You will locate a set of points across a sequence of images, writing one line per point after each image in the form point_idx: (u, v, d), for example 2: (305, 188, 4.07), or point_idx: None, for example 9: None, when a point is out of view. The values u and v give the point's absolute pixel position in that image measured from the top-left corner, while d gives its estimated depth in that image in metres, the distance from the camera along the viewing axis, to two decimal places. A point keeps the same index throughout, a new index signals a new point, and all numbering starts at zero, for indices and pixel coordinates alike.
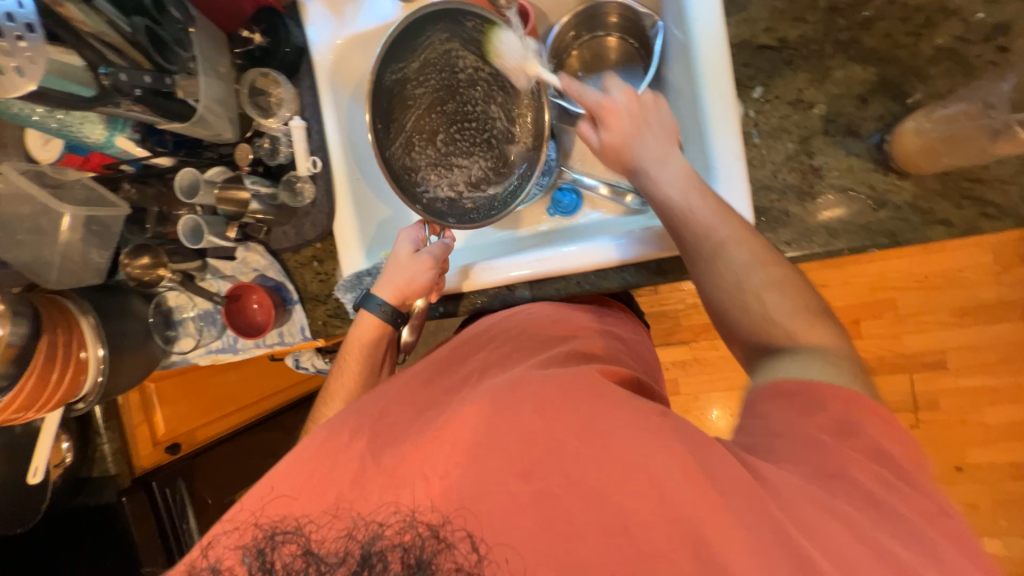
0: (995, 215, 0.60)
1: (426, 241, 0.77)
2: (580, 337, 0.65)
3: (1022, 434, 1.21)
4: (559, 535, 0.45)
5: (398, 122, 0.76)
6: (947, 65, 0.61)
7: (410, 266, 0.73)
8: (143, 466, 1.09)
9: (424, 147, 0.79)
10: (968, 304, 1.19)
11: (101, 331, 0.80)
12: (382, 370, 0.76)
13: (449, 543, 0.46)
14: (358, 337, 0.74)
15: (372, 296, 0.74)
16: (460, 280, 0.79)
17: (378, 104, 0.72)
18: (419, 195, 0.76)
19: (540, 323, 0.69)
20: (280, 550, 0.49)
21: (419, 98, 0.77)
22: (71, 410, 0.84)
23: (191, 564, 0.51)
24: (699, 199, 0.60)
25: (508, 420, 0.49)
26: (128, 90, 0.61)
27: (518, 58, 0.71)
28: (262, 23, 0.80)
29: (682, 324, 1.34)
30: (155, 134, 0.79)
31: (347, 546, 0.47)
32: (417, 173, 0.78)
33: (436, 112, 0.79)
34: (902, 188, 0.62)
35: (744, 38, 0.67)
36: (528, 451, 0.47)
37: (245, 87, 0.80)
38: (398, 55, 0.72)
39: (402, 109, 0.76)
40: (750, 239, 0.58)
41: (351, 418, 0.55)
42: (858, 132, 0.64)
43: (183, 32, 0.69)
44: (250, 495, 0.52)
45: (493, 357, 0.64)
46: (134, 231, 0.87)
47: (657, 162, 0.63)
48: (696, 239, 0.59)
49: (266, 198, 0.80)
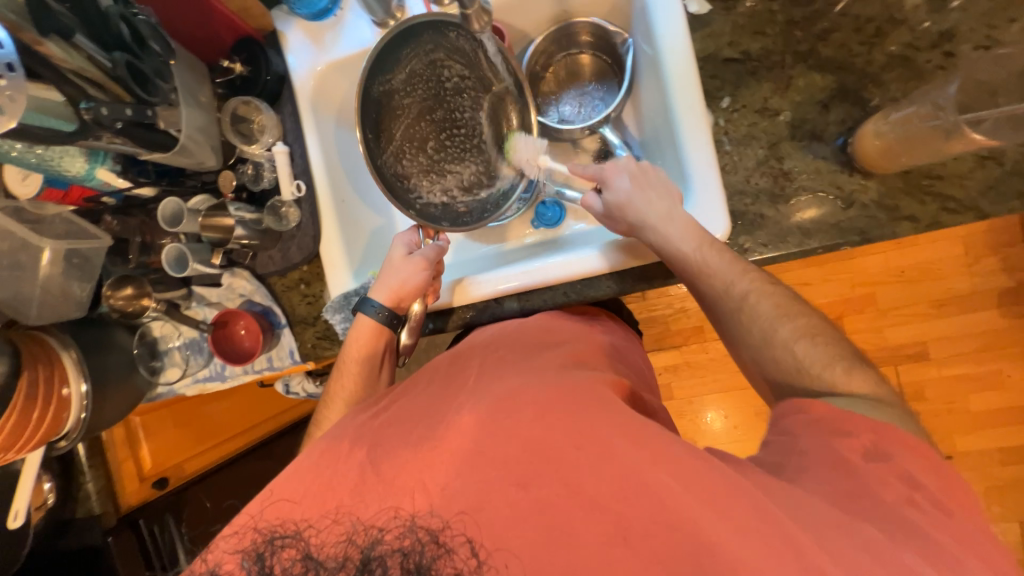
0: (955, 209, 0.63)
1: (420, 244, 0.77)
2: (569, 342, 0.66)
3: (1006, 420, 1.24)
4: (558, 546, 0.45)
5: (388, 132, 0.74)
6: (900, 71, 0.65)
7: (404, 268, 0.74)
8: (129, 503, 1.08)
9: (416, 155, 0.77)
10: (943, 295, 1.23)
11: (83, 365, 0.78)
12: (382, 372, 0.76)
13: (449, 548, 0.46)
14: (356, 339, 0.75)
15: (368, 300, 0.74)
16: (454, 294, 0.79)
17: (368, 116, 0.71)
18: (411, 202, 0.75)
19: (534, 332, 0.69)
20: (280, 554, 0.48)
21: (407, 107, 0.75)
22: (51, 450, 0.81)
23: (191, 569, 0.51)
24: (716, 256, 0.63)
25: (506, 428, 0.49)
26: (110, 123, 0.61)
27: (532, 154, 0.75)
28: (242, 52, 0.82)
29: (672, 328, 1.35)
30: (137, 164, 0.80)
31: (347, 551, 0.46)
32: (410, 182, 0.76)
33: (425, 120, 0.77)
34: (868, 187, 0.65)
35: (710, 52, 0.70)
36: (522, 462, 0.47)
37: (226, 116, 0.81)
38: (386, 66, 0.71)
39: (392, 119, 0.74)
40: (767, 287, 0.62)
41: (346, 436, 0.56)
42: (822, 136, 0.67)
43: (163, 64, 0.69)
44: (251, 499, 0.53)
45: (487, 361, 0.63)
46: (116, 261, 0.86)
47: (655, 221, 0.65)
48: (720, 296, 0.63)
49: (251, 224, 0.80)
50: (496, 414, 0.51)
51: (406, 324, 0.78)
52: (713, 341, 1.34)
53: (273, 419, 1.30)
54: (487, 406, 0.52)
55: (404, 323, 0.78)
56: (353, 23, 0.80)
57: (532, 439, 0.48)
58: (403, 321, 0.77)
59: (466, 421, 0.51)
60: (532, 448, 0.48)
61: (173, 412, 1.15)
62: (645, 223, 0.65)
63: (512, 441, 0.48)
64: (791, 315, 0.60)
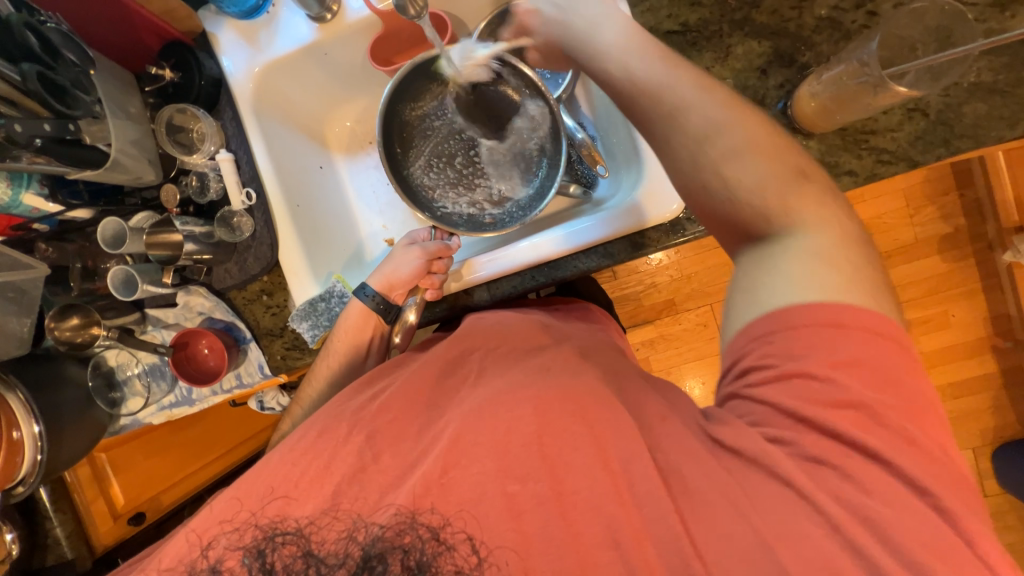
0: (889, 161, 0.66)
1: (428, 239, 0.79)
2: (560, 336, 0.64)
3: (955, 357, 1.33)
4: (548, 526, 0.46)
5: (413, 150, 0.81)
6: (829, 32, 0.67)
7: (401, 257, 0.74)
8: (104, 544, 1.04)
9: (444, 170, 0.82)
10: (891, 246, 1.30)
11: (32, 405, 0.74)
12: (368, 359, 0.77)
13: (449, 545, 0.46)
14: (346, 325, 0.74)
15: (363, 286, 0.75)
16: (450, 282, 0.77)
17: (393, 134, 0.77)
18: (433, 210, 0.80)
19: (519, 322, 0.67)
20: (280, 551, 0.49)
21: (439, 128, 0.81)
22: (8, 497, 0.74)
23: (191, 564, 0.51)
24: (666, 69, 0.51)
25: (503, 420, 0.49)
26: (27, 140, 0.57)
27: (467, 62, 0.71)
28: (171, 57, 0.77)
29: (645, 303, 1.38)
30: (66, 185, 0.75)
31: (347, 548, 0.47)
32: (435, 194, 0.82)
33: (455, 138, 0.82)
34: (810, 147, 0.68)
35: (651, 26, 0.71)
36: (506, 446, 0.48)
37: (161, 126, 0.76)
38: (416, 91, 0.77)
39: (421, 138, 0.81)
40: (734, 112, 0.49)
41: (331, 429, 0.55)
42: (763, 101, 0.69)
43: (81, 74, 0.65)
44: (248, 495, 0.52)
45: (490, 361, 0.59)
46: (57, 291, 0.80)
47: (590, 25, 0.55)
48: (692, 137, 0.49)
49: (202, 237, 0.77)
50: (489, 405, 0.51)
51: (399, 324, 0.76)
52: (685, 311, 1.38)
53: (252, 439, 1.26)
54: (486, 399, 0.52)
55: (396, 316, 0.77)
56: (288, 18, 0.77)
57: (533, 433, 0.48)
58: (395, 313, 0.76)
59: (466, 413, 0.51)
60: (527, 438, 0.48)
61: (144, 443, 1.10)
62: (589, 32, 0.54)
63: (508, 431, 0.49)
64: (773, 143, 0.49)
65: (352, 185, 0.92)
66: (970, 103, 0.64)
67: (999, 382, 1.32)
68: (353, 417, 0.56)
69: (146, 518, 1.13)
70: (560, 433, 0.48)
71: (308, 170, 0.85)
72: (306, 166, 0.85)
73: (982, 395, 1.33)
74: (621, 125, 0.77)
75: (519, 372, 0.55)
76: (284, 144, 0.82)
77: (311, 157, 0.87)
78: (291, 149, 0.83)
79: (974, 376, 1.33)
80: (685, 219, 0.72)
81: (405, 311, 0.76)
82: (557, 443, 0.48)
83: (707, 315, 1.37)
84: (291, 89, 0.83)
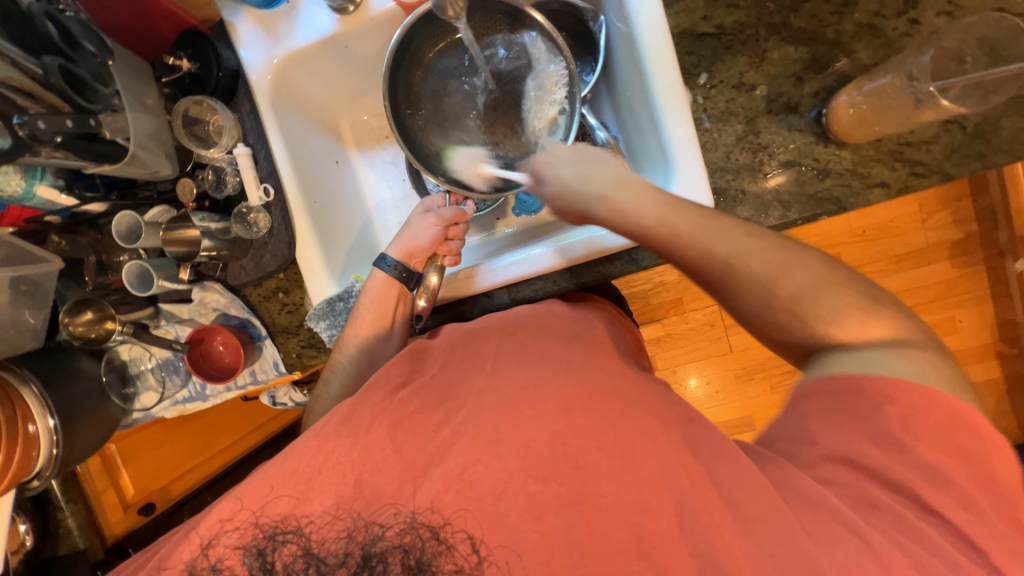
0: (924, 173, 0.65)
1: (443, 205, 0.78)
2: (586, 333, 0.62)
3: (965, 360, 1.27)
4: (560, 535, 0.44)
5: (420, 109, 0.78)
6: (868, 40, 0.66)
7: (417, 224, 0.75)
8: (115, 534, 1.03)
9: (462, 130, 0.79)
10: (901, 251, 1.24)
11: (47, 399, 0.73)
12: (394, 331, 0.75)
13: (450, 545, 0.45)
14: (369, 295, 0.74)
15: (382, 257, 0.75)
16: (465, 285, 0.75)
17: (399, 93, 0.75)
18: (446, 172, 0.77)
19: (544, 317, 0.66)
20: (280, 550, 0.45)
21: (445, 85, 0.78)
22: (25, 491, 0.76)
23: (189, 566, 0.47)
24: (681, 216, 0.55)
25: (527, 417, 0.48)
26: (49, 137, 0.56)
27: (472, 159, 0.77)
28: (188, 47, 0.75)
29: (652, 302, 1.38)
30: (82, 178, 0.73)
31: (347, 548, 0.44)
32: (446, 155, 0.78)
33: (463, 93, 0.79)
34: (842, 157, 0.67)
35: (684, 27, 0.70)
36: (528, 453, 0.47)
37: (177, 118, 0.75)
38: (413, 54, 0.75)
39: (429, 100, 0.78)
40: (751, 240, 0.55)
41: (354, 416, 0.52)
42: (797, 108, 0.68)
43: (101, 66, 0.63)
44: (251, 494, 0.49)
45: (507, 348, 0.58)
46: (70, 285, 0.80)
47: (612, 186, 0.59)
48: (700, 263, 0.55)
49: (218, 234, 0.75)
50: (517, 404, 0.50)
51: (422, 288, 0.74)
52: (692, 310, 1.37)
53: (261, 428, 1.26)
54: (501, 397, 0.51)
55: (418, 282, 0.76)
56: (308, 9, 0.74)
57: (548, 428, 0.48)
58: (417, 280, 0.75)
59: (486, 409, 0.50)
60: (534, 445, 0.47)
61: (154, 433, 1.10)
62: (591, 198, 0.60)
63: (530, 431, 0.48)
64: (788, 270, 0.53)
65: (367, 180, 0.90)
66: (1009, 117, 0.63)
67: (1002, 389, 1.26)
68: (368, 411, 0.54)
69: (155, 509, 1.13)
70: (580, 433, 0.47)
71: (324, 164, 0.83)
72: (323, 160, 0.83)
73: (995, 399, 1.27)
74: (644, 122, 0.72)
75: (525, 375, 0.53)
76: (300, 137, 0.79)
77: (327, 151, 0.84)
78: (307, 142, 0.80)
79: (981, 380, 1.27)
80: None
81: (427, 275, 0.75)
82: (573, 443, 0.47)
83: (714, 315, 1.37)
84: (309, 82, 0.81)
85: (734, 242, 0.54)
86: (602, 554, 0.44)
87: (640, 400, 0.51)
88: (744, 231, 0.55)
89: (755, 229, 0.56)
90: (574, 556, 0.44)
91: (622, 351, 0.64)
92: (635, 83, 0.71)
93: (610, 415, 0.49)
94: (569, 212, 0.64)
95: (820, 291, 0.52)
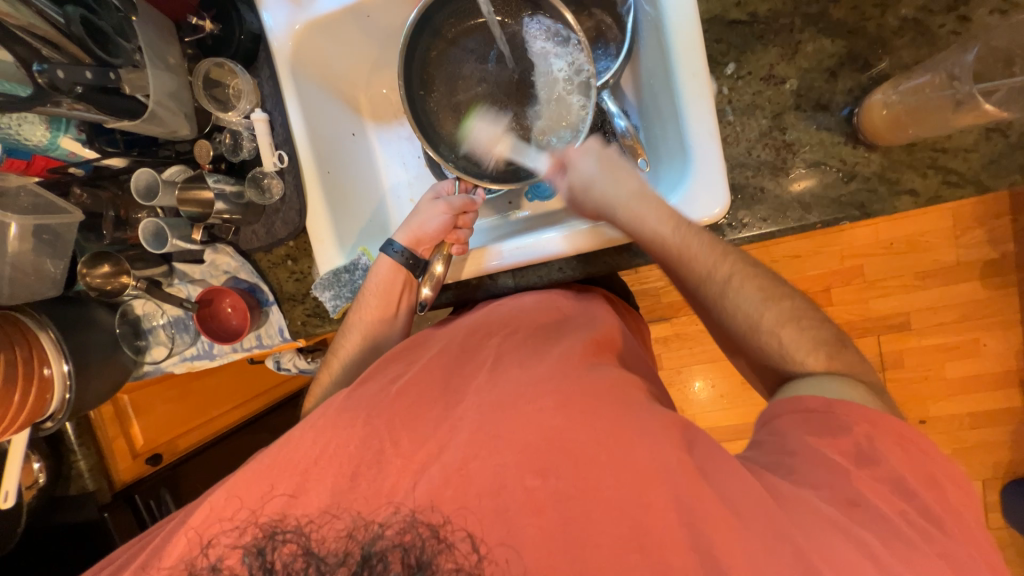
0: (956, 183, 0.62)
1: (452, 192, 0.77)
2: (590, 328, 0.62)
3: (990, 384, 1.22)
4: (555, 542, 0.44)
5: (434, 87, 0.77)
6: (912, 36, 0.62)
7: (427, 211, 0.74)
8: (122, 480, 1.06)
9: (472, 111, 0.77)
10: (929, 267, 1.19)
11: (62, 346, 0.76)
12: (398, 315, 0.76)
13: (449, 543, 0.45)
14: (375, 280, 0.74)
15: (391, 242, 0.75)
16: (467, 266, 0.75)
17: (414, 71, 0.74)
18: (456, 157, 0.76)
19: (546, 312, 0.66)
20: (280, 549, 0.46)
21: (459, 65, 0.77)
22: (39, 431, 0.80)
23: (189, 563, 0.48)
24: (694, 237, 0.59)
25: (521, 413, 0.48)
26: (68, 87, 0.58)
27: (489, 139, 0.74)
28: (212, 8, 0.76)
29: (663, 300, 1.35)
30: (104, 134, 0.76)
31: (348, 547, 0.45)
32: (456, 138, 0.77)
33: (474, 75, 0.77)
34: (870, 160, 0.64)
35: (715, 13, 0.67)
36: (528, 457, 0.46)
37: (198, 79, 0.75)
38: (435, 27, 0.74)
39: (443, 79, 0.77)
40: (752, 268, 0.59)
41: (350, 403, 0.54)
42: (828, 106, 0.65)
43: (124, 21, 0.66)
44: (247, 492, 0.49)
45: (507, 345, 0.59)
46: (90, 238, 0.83)
47: (634, 196, 0.62)
48: (700, 280, 0.60)
49: (232, 197, 0.76)
50: (515, 400, 0.50)
51: (427, 276, 0.74)
52: None
53: (268, 393, 1.32)
54: (500, 394, 0.51)
55: (424, 271, 0.76)
56: None
57: (546, 429, 0.47)
58: (423, 268, 0.76)
59: (483, 404, 0.51)
60: (532, 448, 0.47)
61: (165, 387, 1.14)
62: (615, 202, 0.63)
63: (532, 428, 0.47)
64: (777, 299, 0.57)
65: (383, 156, 0.89)
66: None
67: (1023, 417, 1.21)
68: (371, 396, 0.54)
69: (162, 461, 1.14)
70: (579, 440, 0.46)
71: (340, 137, 0.83)
72: (339, 131, 0.82)
73: (1012, 427, 1.23)
74: (667, 112, 0.70)
75: (523, 373, 0.53)
76: (318, 107, 0.79)
77: (344, 123, 0.84)
78: (326, 113, 0.80)
79: (999, 407, 1.22)
80: (725, 224, 0.68)
81: (433, 263, 0.74)
82: (576, 448, 0.46)
83: None
84: (331, 51, 0.80)
85: (723, 271, 0.58)
86: (589, 561, 0.44)
87: (641, 406, 0.50)
88: (739, 267, 0.59)
89: (752, 260, 0.60)
90: (566, 564, 0.44)
91: (625, 351, 0.63)
92: (659, 70, 0.69)
93: (612, 419, 0.48)
94: (585, 207, 0.67)
95: (802, 322, 0.56)
